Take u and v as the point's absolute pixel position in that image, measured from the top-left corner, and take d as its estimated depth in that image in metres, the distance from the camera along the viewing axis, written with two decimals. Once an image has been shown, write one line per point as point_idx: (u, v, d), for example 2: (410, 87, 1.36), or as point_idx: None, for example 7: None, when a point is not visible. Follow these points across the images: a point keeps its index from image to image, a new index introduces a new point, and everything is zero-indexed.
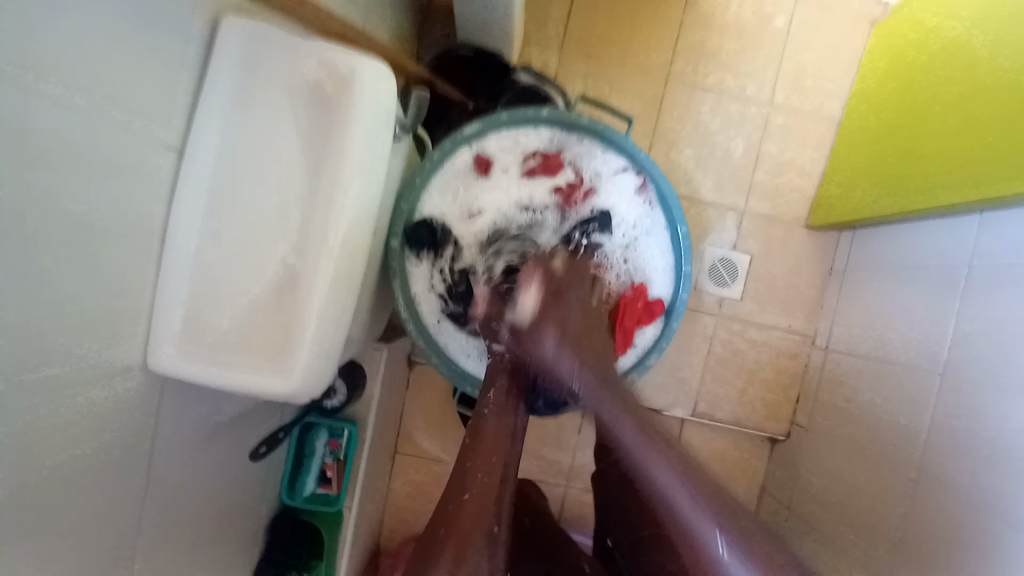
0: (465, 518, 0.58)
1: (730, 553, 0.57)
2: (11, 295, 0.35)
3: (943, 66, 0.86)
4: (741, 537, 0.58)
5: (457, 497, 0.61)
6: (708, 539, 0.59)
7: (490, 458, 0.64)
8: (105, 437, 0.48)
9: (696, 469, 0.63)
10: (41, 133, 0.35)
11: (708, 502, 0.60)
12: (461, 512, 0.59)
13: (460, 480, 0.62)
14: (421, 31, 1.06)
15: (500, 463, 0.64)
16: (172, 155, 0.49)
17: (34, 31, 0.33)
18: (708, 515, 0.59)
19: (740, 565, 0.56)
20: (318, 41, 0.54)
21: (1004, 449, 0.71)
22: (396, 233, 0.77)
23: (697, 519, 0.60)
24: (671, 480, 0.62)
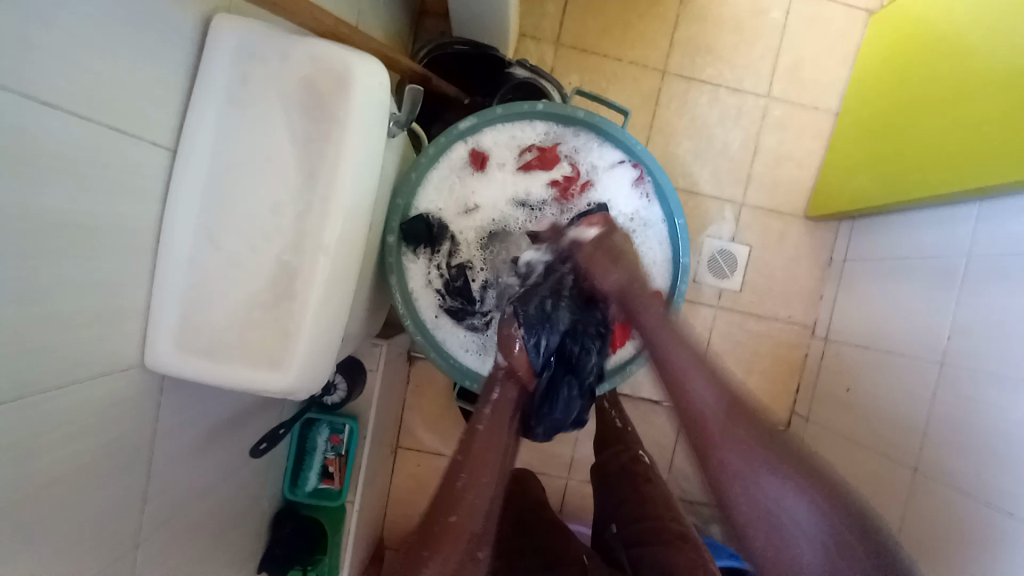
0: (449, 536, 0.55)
1: (761, 464, 0.56)
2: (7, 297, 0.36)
3: (940, 55, 0.85)
4: (768, 447, 0.57)
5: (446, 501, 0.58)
6: (734, 454, 0.57)
7: (481, 468, 0.61)
8: (105, 436, 0.48)
9: (725, 382, 0.62)
10: (33, 135, 0.35)
11: (733, 413, 0.59)
12: (449, 526, 0.56)
13: (450, 494, 0.59)
14: (416, 25, 1.05)
15: (492, 478, 0.61)
16: (165, 155, 0.50)
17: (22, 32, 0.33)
18: (734, 425, 0.59)
19: (772, 472, 0.55)
20: (309, 37, 0.54)
21: (1005, 438, 0.71)
22: (393, 229, 0.76)
23: (724, 427, 0.59)
24: (749, 448, 0.57)
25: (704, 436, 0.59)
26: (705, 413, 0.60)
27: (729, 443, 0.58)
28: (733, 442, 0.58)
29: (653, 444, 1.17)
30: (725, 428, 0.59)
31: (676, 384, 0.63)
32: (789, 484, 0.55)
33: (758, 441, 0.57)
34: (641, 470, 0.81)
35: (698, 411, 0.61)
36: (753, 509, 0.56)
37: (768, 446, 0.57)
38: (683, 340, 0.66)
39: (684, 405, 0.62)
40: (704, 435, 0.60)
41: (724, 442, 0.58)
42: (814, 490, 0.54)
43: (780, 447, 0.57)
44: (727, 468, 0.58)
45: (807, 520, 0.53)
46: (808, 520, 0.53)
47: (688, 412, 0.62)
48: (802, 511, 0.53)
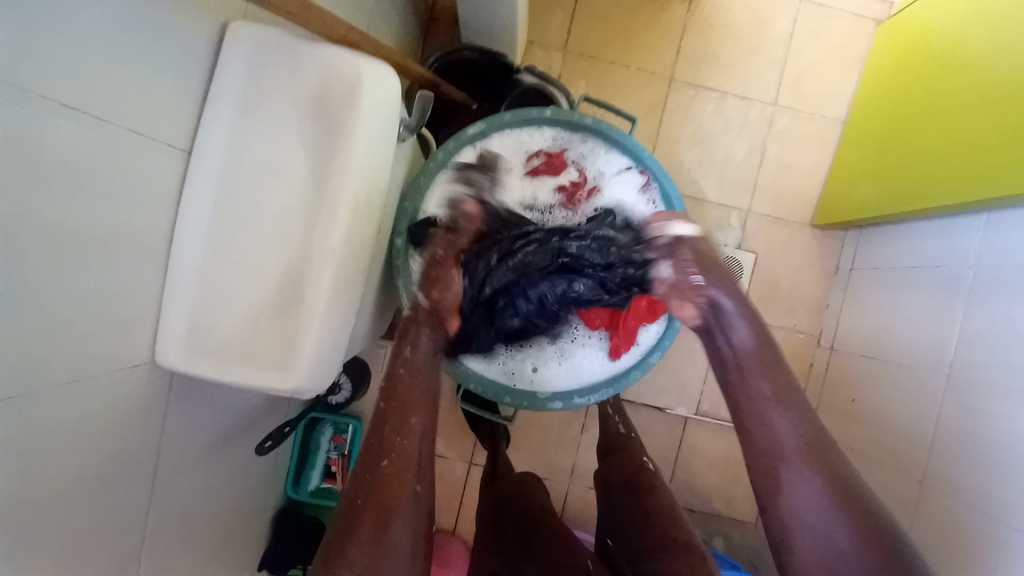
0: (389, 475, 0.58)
1: (813, 499, 0.56)
2: (25, 295, 0.37)
3: (947, 67, 0.85)
4: (831, 488, 0.56)
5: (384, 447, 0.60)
6: (794, 482, 0.57)
7: (408, 411, 0.63)
8: (113, 433, 0.49)
9: (808, 417, 0.61)
10: (51, 137, 0.36)
11: (810, 453, 0.58)
12: (383, 479, 0.58)
13: (379, 446, 0.61)
14: (425, 32, 1.07)
15: (421, 419, 0.64)
16: (181, 158, 0.51)
17: (45, 39, 0.34)
18: (805, 462, 0.58)
19: (823, 512, 0.55)
20: (321, 44, 0.55)
21: (1009, 451, 0.71)
22: (401, 231, 0.77)
23: (794, 459, 0.58)
24: (818, 485, 0.56)
25: (770, 464, 0.59)
26: (777, 445, 0.59)
27: (798, 477, 0.57)
28: (803, 477, 0.57)
29: (656, 451, 1.17)
30: (795, 458, 0.58)
31: (749, 408, 0.63)
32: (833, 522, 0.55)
33: (832, 483, 0.56)
34: (646, 481, 0.81)
35: (771, 440, 0.60)
36: (788, 530, 0.57)
37: (837, 489, 0.56)
38: (776, 368, 0.64)
39: (754, 429, 0.61)
40: (767, 463, 0.59)
41: (786, 471, 0.58)
42: (859, 532, 0.54)
43: (851, 493, 0.56)
44: (777, 492, 0.58)
45: (843, 556, 0.54)
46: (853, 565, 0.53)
47: (756, 437, 0.61)
48: (845, 547, 0.54)
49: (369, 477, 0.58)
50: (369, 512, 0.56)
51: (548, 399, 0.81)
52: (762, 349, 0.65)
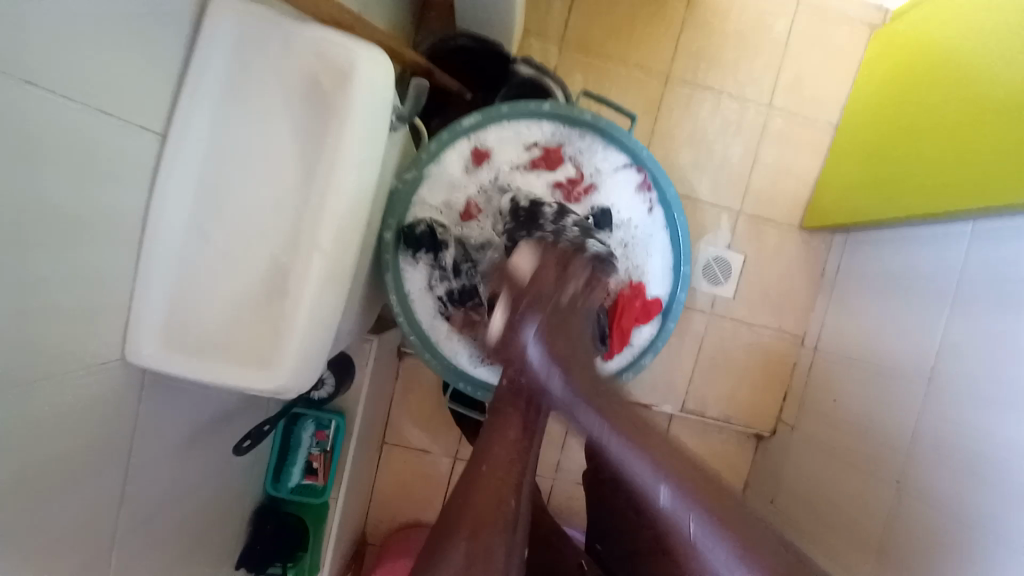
0: (489, 502, 0.62)
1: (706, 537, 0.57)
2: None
3: (940, 74, 0.85)
4: (703, 507, 0.58)
5: (473, 473, 0.64)
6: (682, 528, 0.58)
7: (503, 442, 0.66)
8: (83, 432, 0.46)
9: (647, 437, 0.63)
10: (14, 114, 0.33)
11: (672, 476, 0.60)
12: (475, 510, 0.61)
13: (470, 475, 0.64)
14: (418, 16, 1.03)
15: (512, 455, 0.66)
16: (155, 142, 0.47)
17: (16, 14, 0.31)
18: (669, 485, 0.59)
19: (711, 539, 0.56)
20: (313, 24, 0.52)
21: (993, 458, 0.72)
22: (390, 226, 0.76)
23: (665, 494, 0.59)
24: (715, 534, 0.56)
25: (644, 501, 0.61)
26: (646, 489, 0.61)
27: (681, 511, 0.58)
28: (678, 503, 0.59)
29: None
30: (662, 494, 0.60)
31: (631, 467, 0.62)
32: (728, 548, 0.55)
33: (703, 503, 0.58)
34: None
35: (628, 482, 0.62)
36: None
37: (710, 510, 0.57)
38: (680, 477, 0.60)
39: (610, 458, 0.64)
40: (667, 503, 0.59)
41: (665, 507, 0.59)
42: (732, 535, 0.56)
43: (733, 516, 0.57)
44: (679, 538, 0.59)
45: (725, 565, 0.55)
46: None
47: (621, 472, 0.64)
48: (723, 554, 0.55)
49: (458, 506, 0.62)
50: (460, 545, 0.58)
51: None
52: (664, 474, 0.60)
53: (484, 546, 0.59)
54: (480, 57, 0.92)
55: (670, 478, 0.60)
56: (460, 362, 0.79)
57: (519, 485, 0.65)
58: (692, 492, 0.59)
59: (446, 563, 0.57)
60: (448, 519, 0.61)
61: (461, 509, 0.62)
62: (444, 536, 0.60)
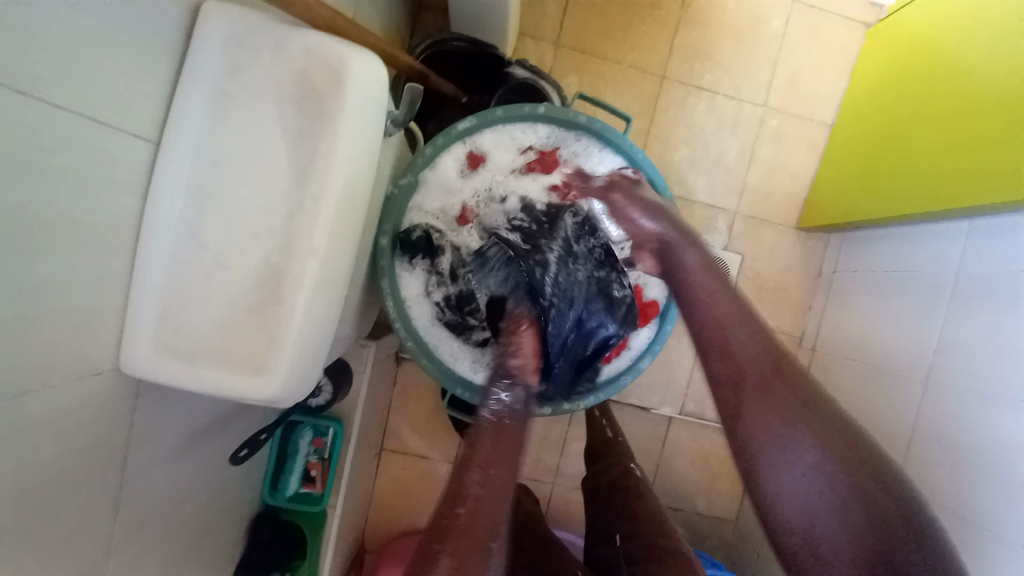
0: (478, 516, 0.59)
1: (795, 437, 0.57)
2: None
3: (934, 73, 0.86)
4: (803, 411, 0.58)
5: (460, 490, 0.62)
6: (767, 423, 0.59)
7: (493, 459, 0.65)
8: (76, 441, 0.45)
9: (765, 341, 0.64)
10: (7, 122, 0.32)
11: (774, 379, 0.61)
12: (461, 523, 0.58)
13: (459, 491, 0.62)
14: (412, 20, 1.03)
15: (501, 471, 0.64)
16: (148, 148, 0.47)
17: (9, 22, 0.31)
18: (771, 386, 0.60)
19: (799, 439, 0.57)
20: (307, 30, 0.52)
21: (993, 456, 0.72)
22: (386, 231, 0.75)
23: (761, 390, 0.60)
24: (804, 437, 0.56)
25: (730, 389, 0.63)
26: (739, 380, 0.62)
27: (763, 389, 0.61)
28: (775, 399, 0.59)
29: (639, 450, 1.17)
30: (759, 390, 0.61)
31: (723, 343, 0.65)
32: (816, 454, 0.55)
33: (804, 410, 0.58)
34: (634, 483, 0.82)
35: (728, 371, 0.63)
36: (767, 475, 0.57)
37: (811, 418, 0.57)
38: (784, 380, 0.60)
39: (710, 347, 0.66)
40: (749, 381, 0.61)
41: (758, 400, 0.60)
42: (822, 443, 0.56)
43: (831, 428, 0.57)
44: (756, 430, 0.59)
45: (802, 464, 0.55)
46: (825, 487, 0.54)
47: (716, 362, 0.65)
48: (806, 455, 0.56)
49: (446, 521, 0.59)
50: (447, 553, 0.55)
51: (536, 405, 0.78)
52: (766, 371, 0.62)
53: (472, 558, 0.56)
54: (475, 61, 0.92)
55: (758, 359, 0.63)
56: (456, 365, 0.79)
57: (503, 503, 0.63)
58: (792, 397, 0.59)
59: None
60: (439, 525, 0.59)
61: (449, 522, 0.58)
62: (436, 542, 0.57)
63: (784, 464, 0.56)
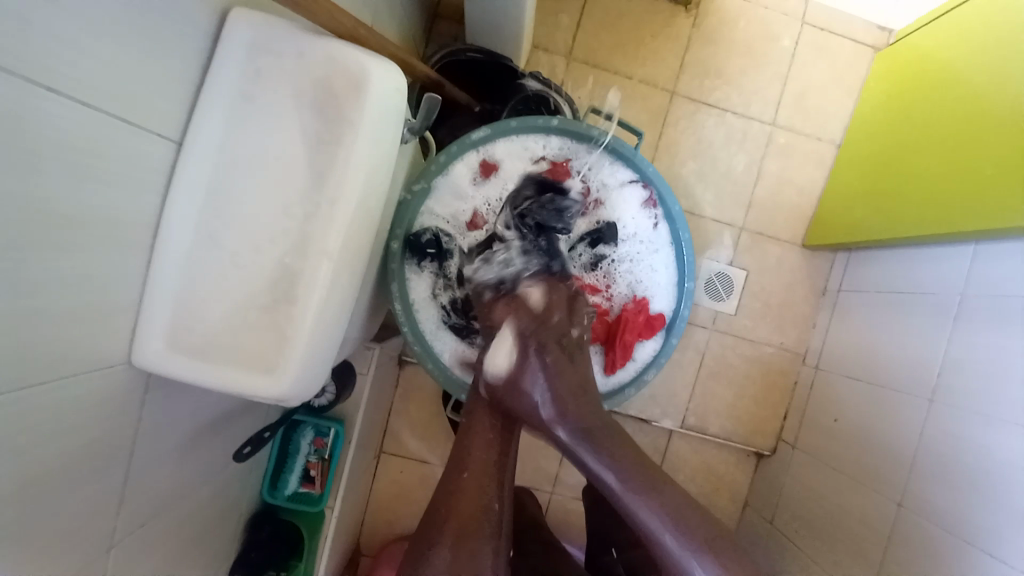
0: (470, 500, 0.62)
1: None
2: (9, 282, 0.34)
3: (944, 95, 0.87)
4: (702, 549, 0.61)
5: (455, 475, 0.65)
6: (680, 568, 0.61)
7: (484, 441, 0.67)
8: (84, 434, 0.46)
9: (659, 489, 0.64)
10: (34, 118, 0.33)
11: (677, 525, 0.62)
12: (457, 507, 0.61)
13: (455, 475, 0.65)
14: (429, 28, 1.05)
15: (491, 453, 0.66)
16: (170, 148, 0.48)
17: (41, 22, 0.32)
18: (670, 533, 0.62)
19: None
20: (330, 37, 0.53)
21: (996, 480, 0.71)
22: (397, 235, 0.76)
23: (667, 542, 0.62)
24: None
25: (642, 540, 0.64)
26: (644, 529, 0.63)
27: (699, 562, 0.60)
28: (683, 547, 0.61)
29: None
30: (659, 539, 0.62)
31: (624, 498, 0.63)
32: None
33: (701, 550, 0.61)
34: None
35: (630, 523, 0.64)
36: None
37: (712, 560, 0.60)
38: (681, 519, 0.62)
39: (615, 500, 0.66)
40: (652, 540, 0.62)
41: (667, 550, 0.62)
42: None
43: (732, 566, 0.60)
44: (673, 572, 0.62)
45: None
46: None
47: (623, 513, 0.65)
48: None
49: (443, 507, 0.62)
50: (444, 537, 0.58)
51: None
52: (670, 515, 0.62)
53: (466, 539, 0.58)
54: (488, 70, 0.93)
55: (661, 511, 0.62)
56: (460, 369, 0.79)
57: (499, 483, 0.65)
58: (695, 539, 0.61)
59: (432, 564, 0.57)
60: (432, 516, 0.61)
61: (444, 511, 0.61)
62: (430, 532, 0.60)
63: None
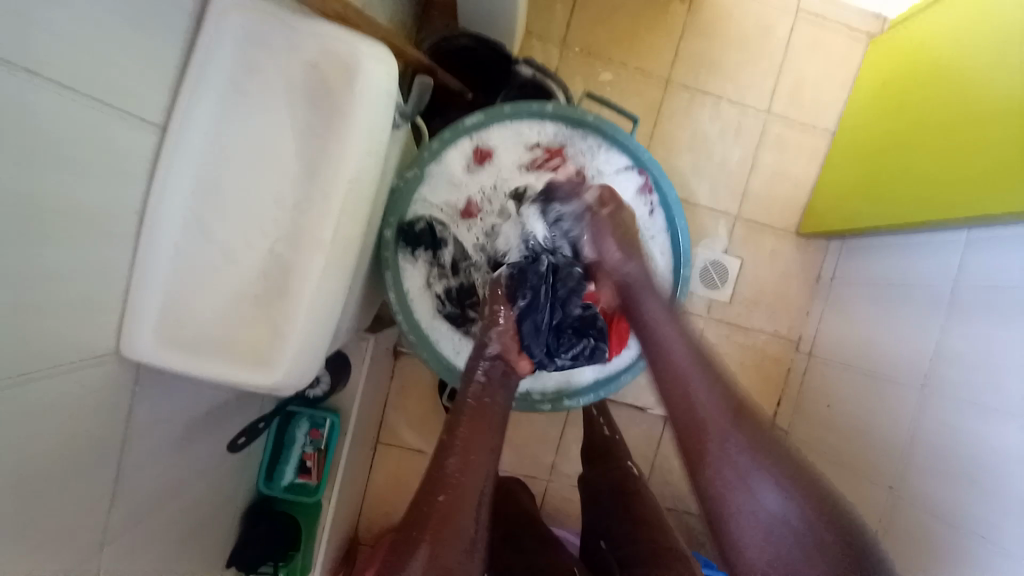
0: (456, 505, 0.59)
1: (754, 472, 0.58)
2: None
3: (937, 83, 0.86)
4: (755, 443, 0.60)
5: (440, 475, 0.61)
6: (730, 460, 0.60)
7: (472, 445, 0.63)
8: (75, 428, 0.45)
9: (725, 382, 0.64)
10: (16, 104, 0.32)
11: (734, 417, 0.61)
12: (439, 513, 0.58)
13: (438, 476, 0.61)
14: (420, 14, 1.03)
15: (481, 458, 0.63)
16: (154, 134, 0.47)
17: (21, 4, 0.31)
18: (727, 423, 0.61)
19: (762, 478, 0.58)
20: (319, 21, 0.51)
21: (985, 466, 0.73)
22: (390, 223, 0.74)
23: (724, 429, 0.61)
24: (759, 468, 0.59)
25: (692, 430, 0.62)
26: (701, 414, 0.62)
27: (729, 443, 0.60)
28: (737, 441, 0.60)
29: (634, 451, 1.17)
30: (721, 428, 0.61)
31: (683, 379, 0.64)
32: (780, 492, 0.57)
33: (759, 445, 0.60)
34: (633, 489, 0.81)
35: (683, 410, 0.63)
36: (733, 517, 0.58)
37: (768, 456, 0.59)
38: (738, 412, 0.62)
39: (669, 384, 0.65)
40: (715, 423, 0.61)
41: (721, 440, 0.60)
42: (779, 478, 0.58)
43: (784, 463, 0.59)
44: (718, 472, 0.60)
45: (768, 497, 0.57)
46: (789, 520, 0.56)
47: (676, 401, 0.64)
48: (768, 490, 0.57)
49: (425, 510, 0.58)
50: (424, 545, 0.56)
51: (536, 401, 0.79)
52: (726, 404, 0.62)
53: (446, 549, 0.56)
54: (481, 57, 0.92)
55: (716, 396, 0.63)
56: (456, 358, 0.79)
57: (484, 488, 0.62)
58: (750, 438, 0.60)
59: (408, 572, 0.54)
60: (418, 513, 0.59)
61: (425, 515, 0.58)
62: (414, 532, 0.57)
63: (750, 502, 0.58)
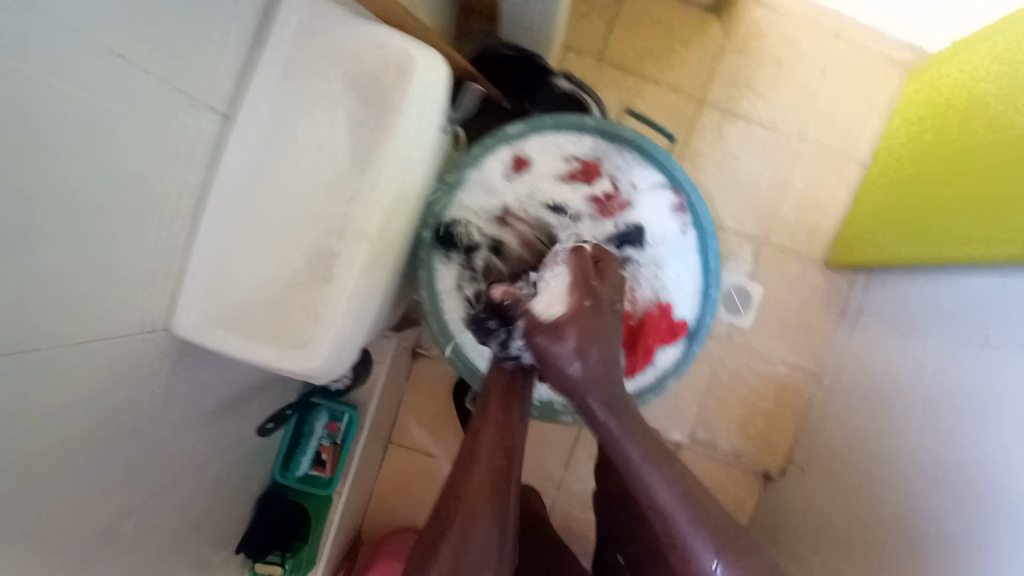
0: (479, 506, 0.60)
1: (691, 523, 0.61)
2: (63, 236, 0.36)
3: (978, 118, 0.85)
4: (692, 500, 0.62)
5: (465, 474, 0.63)
6: (670, 514, 0.62)
7: (494, 453, 0.64)
8: (117, 394, 0.47)
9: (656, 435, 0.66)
10: (96, 82, 0.35)
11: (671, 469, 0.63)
12: (460, 515, 0.60)
13: (460, 480, 0.62)
14: (461, 25, 1.06)
15: (501, 460, 0.63)
16: (218, 122, 0.50)
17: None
18: (666, 478, 0.63)
19: (697, 531, 0.61)
20: (376, 23, 0.54)
21: (999, 506, 0.68)
22: (428, 224, 0.77)
23: (662, 484, 0.63)
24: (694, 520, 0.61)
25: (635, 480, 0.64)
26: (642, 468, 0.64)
27: (667, 493, 0.62)
28: (673, 493, 0.62)
29: None
30: (660, 483, 0.63)
31: (622, 438, 0.65)
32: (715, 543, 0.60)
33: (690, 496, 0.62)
34: None
35: (626, 464, 0.65)
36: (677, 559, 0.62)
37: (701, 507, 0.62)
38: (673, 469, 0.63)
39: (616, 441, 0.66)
40: (651, 477, 0.63)
41: (660, 494, 0.63)
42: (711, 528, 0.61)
43: (716, 514, 0.62)
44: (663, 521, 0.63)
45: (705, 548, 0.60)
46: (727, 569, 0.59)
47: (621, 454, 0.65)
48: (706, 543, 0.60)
49: (448, 509, 0.61)
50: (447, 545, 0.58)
51: (557, 411, 0.80)
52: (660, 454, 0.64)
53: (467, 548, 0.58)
54: (520, 68, 0.94)
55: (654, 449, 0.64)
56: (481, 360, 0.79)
57: (509, 496, 0.62)
58: (688, 491, 0.63)
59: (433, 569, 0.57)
60: (439, 516, 0.61)
61: (447, 514, 0.60)
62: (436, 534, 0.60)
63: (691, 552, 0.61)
